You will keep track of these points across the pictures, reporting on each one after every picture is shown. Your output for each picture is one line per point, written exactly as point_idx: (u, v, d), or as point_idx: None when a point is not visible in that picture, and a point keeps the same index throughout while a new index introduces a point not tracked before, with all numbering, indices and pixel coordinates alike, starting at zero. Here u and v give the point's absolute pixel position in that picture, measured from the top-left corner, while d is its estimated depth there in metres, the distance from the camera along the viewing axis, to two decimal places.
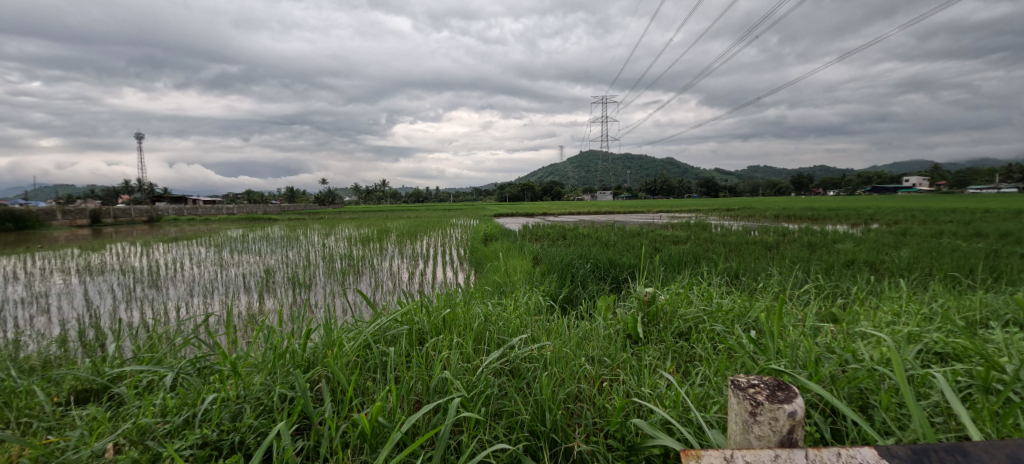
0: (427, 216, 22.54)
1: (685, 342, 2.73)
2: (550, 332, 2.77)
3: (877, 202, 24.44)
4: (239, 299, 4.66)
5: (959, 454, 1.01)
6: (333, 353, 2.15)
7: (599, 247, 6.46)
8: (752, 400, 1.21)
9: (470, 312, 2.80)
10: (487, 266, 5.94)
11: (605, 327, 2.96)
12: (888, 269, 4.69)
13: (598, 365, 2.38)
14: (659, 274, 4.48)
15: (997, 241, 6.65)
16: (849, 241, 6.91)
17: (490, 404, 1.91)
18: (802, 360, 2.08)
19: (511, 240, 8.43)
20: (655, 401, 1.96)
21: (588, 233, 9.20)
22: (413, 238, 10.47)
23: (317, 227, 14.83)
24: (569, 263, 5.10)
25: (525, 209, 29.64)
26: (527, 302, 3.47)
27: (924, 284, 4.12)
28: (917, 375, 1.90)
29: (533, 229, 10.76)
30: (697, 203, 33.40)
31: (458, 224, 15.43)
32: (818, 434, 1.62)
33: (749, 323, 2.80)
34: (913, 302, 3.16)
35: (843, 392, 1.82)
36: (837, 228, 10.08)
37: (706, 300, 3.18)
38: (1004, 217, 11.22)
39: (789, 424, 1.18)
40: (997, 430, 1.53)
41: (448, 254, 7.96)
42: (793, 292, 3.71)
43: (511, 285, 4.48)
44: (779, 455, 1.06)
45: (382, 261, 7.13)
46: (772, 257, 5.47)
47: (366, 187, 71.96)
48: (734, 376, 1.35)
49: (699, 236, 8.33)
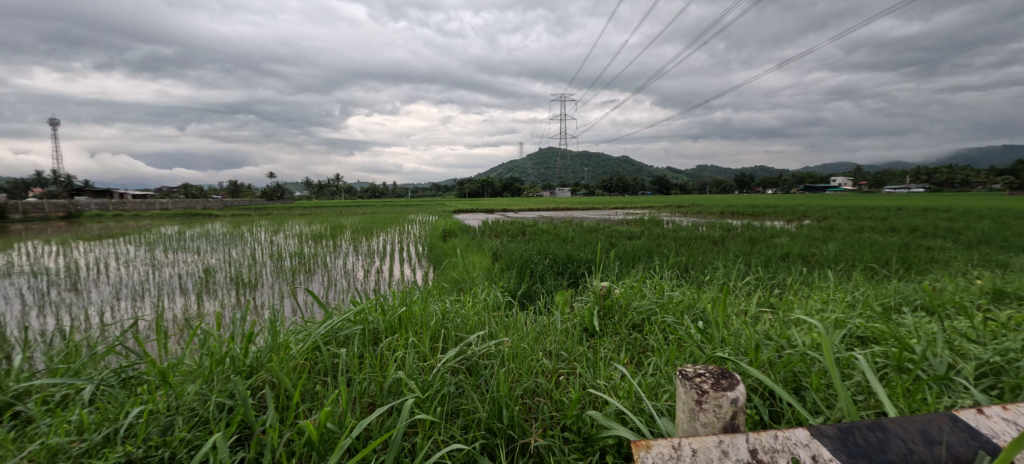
0: (382, 213, 21.94)
1: (638, 333, 2.83)
2: (508, 327, 2.78)
3: (818, 202, 26.12)
4: (174, 302, 4.31)
5: (879, 430, 1.04)
6: (280, 356, 2.03)
7: (557, 243, 6.58)
8: (698, 388, 1.23)
9: (427, 310, 2.76)
10: (446, 263, 5.87)
11: (564, 321, 3.01)
12: (818, 261, 5.10)
13: (555, 358, 2.41)
14: (614, 268, 4.63)
15: (908, 235, 7.40)
16: (785, 236, 7.44)
17: (447, 403, 1.88)
18: (744, 347, 2.22)
19: (471, 236, 8.36)
20: (609, 393, 2.02)
21: (547, 228, 9.31)
22: (369, 235, 10.16)
23: (263, 224, 14.00)
24: (529, 259, 5.14)
25: (483, 206, 29.71)
26: (486, 299, 3.46)
27: (848, 275, 4.52)
28: (843, 357, 2.07)
29: (495, 225, 10.72)
30: (649, 201, 34.77)
31: (415, 220, 15.15)
32: (757, 416, 1.73)
33: (697, 314, 2.93)
34: (838, 291, 3.46)
35: (780, 376, 1.96)
36: (774, 224, 10.86)
37: (658, 294, 3.31)
38: (915, 214, 12.52)
39: (732, 410, 1.21)
40: (909, 404, 1.69)
41: (406, 252, 7.80)
42: (737, 284, 3.95)
43: (469, 281, 4.45)
44: (724, 441, 1.03)
45: (335, 259, 6.85)
46: (718, 251, 5.78)
47: (318, 183, 69.31)
48: (681, 367, 1.37)
49: (652, 232, 8.67)
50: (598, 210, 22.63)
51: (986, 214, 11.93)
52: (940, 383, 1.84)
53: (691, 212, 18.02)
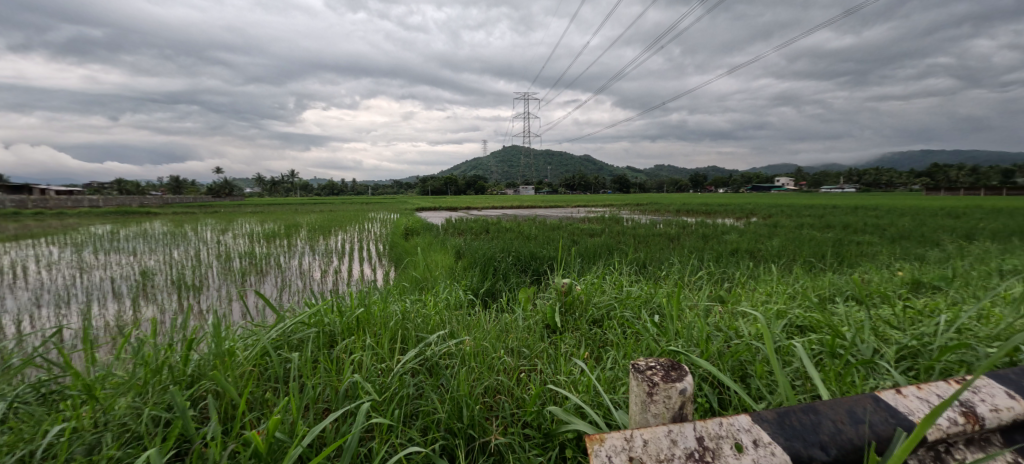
0: (341, 210, 21.26)
1: (598, 328, 2.90)
2: (470, 325, 2.77)
3: (762, 200, 27.89)
4: (106, 308, 3.97)
5: (812, 412, 1.09)
6: (225, 363, 1.92)
7: (520, 241, 6.62)
8: (645, 381, 1.11)
9: (387, 310, 2.70)
10: (407, 262, 5.77)
11: (526, 318, 3.04)
12: (764, 256, 5.42)
13: (517, 356, 2.43)
14: (575, 265, 4.72)
15: (841, 232, 8.02)
16: (735, 232, 7.87)
17: (405, 405, 1.85)
18: (696, 339, 2.33)
19: (434, 235, 8.26)
20: (569, 388, 2.05)
21: (510, 226, 9.36)
22: (327, 233, 9.81)
23: (210, 222, 13.20)
24: (492, 257, 5.14)
25: (446, 203, 29.42)
26: (448, 298, 3.43)
27: (789, 268, 4.84)
28: (784, 346, 2.22)
29: (457, 222, 10.65)
30: (608, 199, 35.80)
31: (376, 218, 14.78)
32: (707, 405, 1.82)
33: (654, 308, 3.04)
34: (781, 283, 3.70)
35: (727, 365, 2.07)
36: (725, 221, 11.45)
37: (617, 289, 3.41)
38: (848, 211, 13.60)
39: (681, 401, 1.10)
40: (841, 388, 1.83)
41: (366, 250, 7.59)
42: (690, 279, 4.14)
43: (431, 280, 4.40)
44: (673, 431, 1.00)
45: (290, 259, 6.56)
46: (674, 248, 6.02)
47: (270, 179, 66.05)
48: (632, 360, 1.27)
49: (612, 229, 8.92)
50: (561, 208, 22.98)
51: (906, 212, 13.16)
52: (866, 366, 2.01)
53: (648, 210, 18.68)
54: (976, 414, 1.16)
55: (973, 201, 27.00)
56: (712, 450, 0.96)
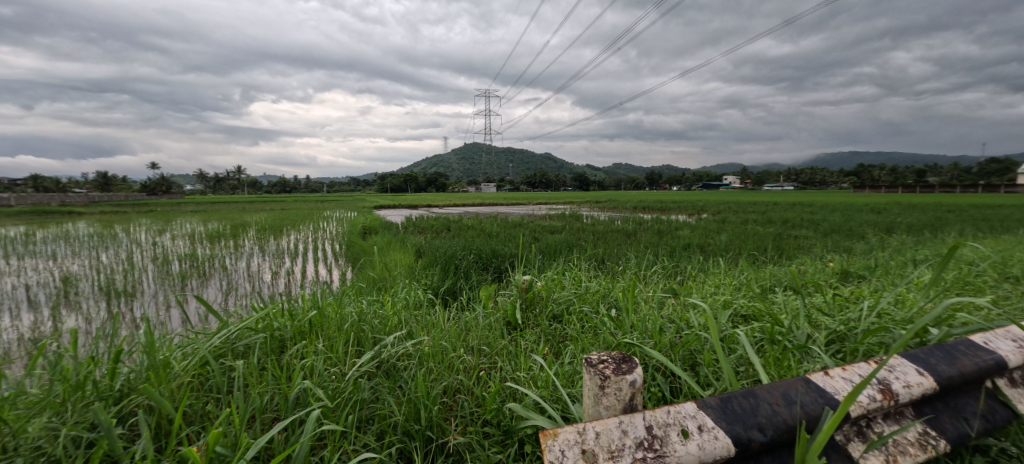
0: (294, 209, 20.33)
1: (558, 323, 2.96)
2: (430, 325, 2.74)
3: (712, 198, 29.34)
4: (19, 319, 3.58)
5: (751, 397, 1.15)
6: (159, 375, 1.79)
7: (482, 238, 6.61)
8: (597, 374, 1.08)
9: (341, 312, 2.61)
10: (365, 262, 5.61)
11: (486, 316, 3.05)
12: (713, 250, 5.72)
13: (477, 354, 2.43)
14: (536, 262, 4.77)
15: (782, 226, 8.61)
16: (687, 228, 8.25)
17: (360, 410, 1.80)
18: (650, 330, 2.43)
19: (393, 233, 8.08)
20: (528, 384, 2.07)
21: (472, 224, 9.32)
22: (278, 233, 9.35)
23: (144, 223, 12.20)
24: (453, 255, 5.11)
25: (406, 201, 28.89)
26: (408, 297, 3.38)
27: (735, 261, 5.14)
28: (729, 334, 2.35)
29: (417, 221, 10.46)
30: (568, 197, 36.36)
31: (331, 216, 14.23)
32: (660, 393, 1.90)
33: (611, 302, 3.14)
34: (728, 276, 3.91)
35: (678, 355, 2.18)
36: (678, 218, 11.98)
37: (576, 285, 3.48)
38: (787, 208, 14.62)
39: (631, 393, 1.07)
40: (779, 372, 1.97)
41: (321, 250, 7.30)
42: (645, 273, 4.29)
43: (390, 279, 4.30)
44: (624, 421, 1.03)
45: (237, 261, 6.19)
46: (630, 244, 6.22)
47: (213, 176, 62.04)
48: (586, 353, 1.22)
49: (572, 226, 9.08)
50: (521, 206, 23.14)
51: (837, 208, 14.32)
52: (802, 350, 2.17)
53: (607, 207, 19.20)
54: (892, 391, 1.27)
55: (893, 197, 29.74)
56: (660, 438, 1.00)
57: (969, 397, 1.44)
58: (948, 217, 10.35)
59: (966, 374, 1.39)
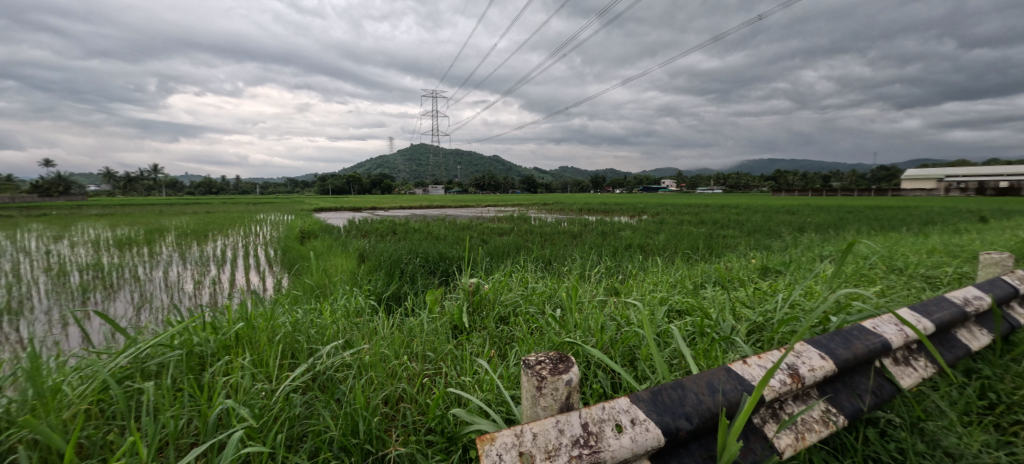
0: (221, 212, 18.77)
1: (505, 325, 2.97)
2: (372, 332, 2.64)
3: (650, 200, 30.95)
4: None
5: (680, 388, 1.23)
6: (48, 404, 1.58)
7: (428, 241, 6.49)
8: (534, 376, 1.09)
9: (273, 323, 2.45)
10: (303, 267, 5.30)
11: (432, 321, 2.99)
12: (652, 250, 6.02)
13: (422, 360, 2.37)
14: (483, 264, 4.76)
15: (712, 226, 9.28)
16: (628, 229, 8.63)
17: (292, 427, 1.70)
18: (593, 329, 2.50)
19: (334, 237, 7.71)
20: (473, 389, 2.06)
21: (418, 227, 9.12)
22: (203, 238, 8.59)
23: (37, 228, 10.69)
24: (398, 259, 4.97)
25: (347, 203, 27.70)
26: (349, 304, 3.24)
27: (672, 260, 5.45)
28: (664, 329, 2.48)
29: (360, 224, 10.05)
30: (515, 200, 36.67)
31: (264, 220, 13.28)
32: (601, 390, 1.97)
33: (556, 302, 3.20)
34: (665, 274, 4.14)
35: (618, 351, 2.27)
36: (620, 219, 12.49)
37: (522, 286, 3.52)
38: (717, 210, 15.75)
39: (568, 392, 1.10)
40: (707, 362, 2.11)
41: (253, 256, 6.80)
42: (589, 273, 4.43)
43: (330, 285, 4.10)
44: (560, 420, 1.05)
45: (152, 270, 5.60)
46: (576, 245, 6.40)
47: (123, 176, 55.78)
48: (523, 355, 1.22)
49: (520, 228, 9.18)
50: (469, 208, 23.05)
51: (760, 210, 15.65)
52: (726, 341, 2.35)
53: (553, 209, 19.61)
54: (799, 375, 1.41)
55: (805, 200, 32.99)
56: (596, 434, 1.03)
57: (862, 376, 1.62)
58: (849, 217, 11.68)
59: (859, 356, 1.57)
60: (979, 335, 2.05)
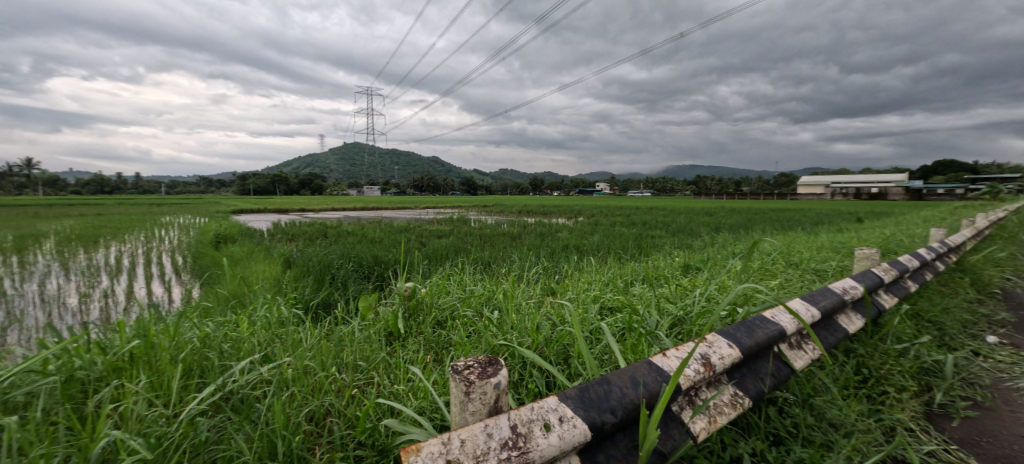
0: (118, 214, 16.57)
1: (442, 329, 2.91)
2: (296, 343, 2.47)
3: (585, 202, 32.16)
4: None
5: (605, 383, 1.28)
6: None
7: (363, 245, 6.22)
8: (462, 380, 1.07)
9: (178, 339, 2.21)
10: (218, 275, 4.83)
11: (365, 328, 2.86)
12: (587, 250, 6.25)
13: (352, 370, 2.26)
14: (421, 268, 4.65)
15: (642, 227, 9.85)
16: (565, 230, 8.89)
17: (199, 454, 1.54)
18: (529, 329, 2.54)
19: (256, 241, 7.13)
20: (406, 397, 2.00)
21: (351, 229, 8.70)
22: (95, 245, 7.52)
23: None
24: (328, 264, 4.70)
25: (271, 205, 25.78)
26: (272, 314, 3.01)
27: (605, 259, 5.69)
28: (595, 327, 2.59)
29: (286, 227, 9.38)
30: (453, 202, 36.35)
31: (172, 223, 11.93)
32: (536, 389, 2.00)
33: (494, 304, 3.21)
34: (599, 273, 4.32)
35: (552, 350, 2.32)
36: (557, 221, 12.82)
37: (460, 289, 3.49)
38: (646, 211, 16.75)
39: (496, 395, 1.09)
40: (634, 357, 2.23)
41: (158, 264, 6.08)
42: (527, 274, 4.50)
43: (250, 294, 3.78)
44: (488, 424, 1.05)
45: (26, 283, 4.79)
46: (515, 246, 6.47)
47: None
48: (451, 360, 1.20)
49: (460, 230, 9.10)
50: (406, 210, 22.44)
51: (683, 211, 16.88)
52: (651, 335, 2.49)
53: (492, 211, 19.67)
54: (711, 363, 1.53)
55: (720, 203, 36.11)
56: (524, 435, 1.05)
57: (763, 361, 1.81)
58: (758, 218, 12.97)
59: (761, 343, 1.74)
60: (855, 319, 2.37)
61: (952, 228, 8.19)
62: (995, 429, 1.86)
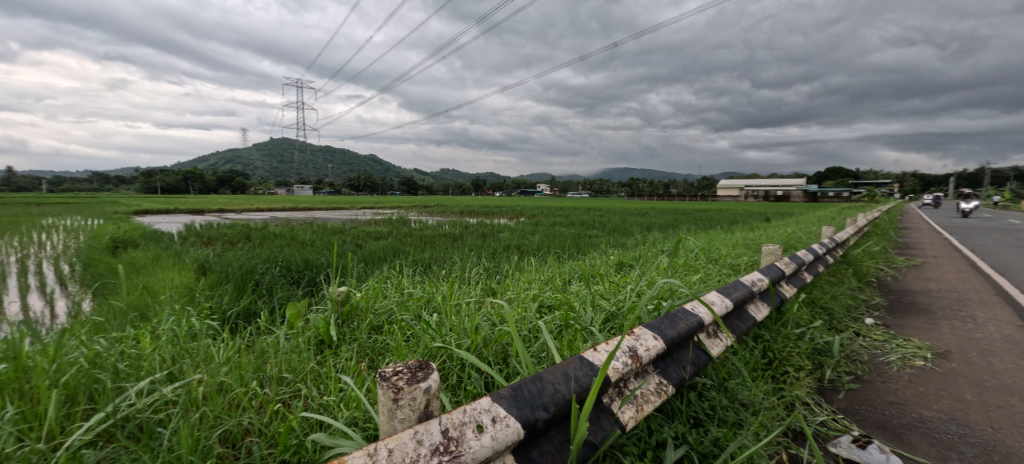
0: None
1: (378, 334, 2.81)
2: (210, 358, 2.25)
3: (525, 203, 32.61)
4: None
5: (538, 380, 1.31)
6: None
7: (292, 247, 5.83)
8: (391, 387, 1.04)
9: (59, 361, 1.92)
10: (117, 284, 4.28)
11: (292, 337, 2.68)
12: (528, 249, 6.35)
13: (276, 383, 2.10)
14: (357, 271, 4.45)
15: (581, 227, 10.19)
16: (507, 230, 8.96)
17: None
18: (468, 330, 2.52)
19: (166, 246, 6.42)
20: (336, 408, 1.89)
21: (280, 231, 8.12)
22: None
23: None
24: (252, 269, 4.34)
25: (184, 204, 23.38)
26: (183, 327, 2.72)
27: (545, 258, 5.81)
28: (533, 325, 2.63)
29: (202, 229, 8.54)
30: (391, 201, 35.23)
31: (58, 225, 10.39)
32: (475, 390, 1.99)
33: (433, 306, 3.16)
34: (539, 272, 4.40)
35: (491, 350, 2.32)
36: (499, 221, 12.87)
37: (398, 293, 3.39)
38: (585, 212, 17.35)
39: (426, 400, 1.07)
40: (570, 352, 2.30)
41: (40, 273, 5.27)
42: (468, 274, 4.47)
43: (157, 305, 3.39)
44: (418, 431, 1.02)
45: None
46: (456, 247, 6.41)
47: None
48: (379, 367, 1.15)
49: (399, 231, 8.84)
50: (341, 210, 21.39)
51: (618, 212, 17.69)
52: (586, 331, 2.58)
53: (433, 211, 19.33)
54: (638, 356, 1.61)
55: (651, 203, 38.28)
56: (456, 439, 1.04)
57: (684, 350, 1.94)
58: (684, 218, 13.93)
59: (682, 333, 1.87)
60: (761, 307, 2.63)
61: (840, 226, 9.38)
62: (871, 398, 2.16)
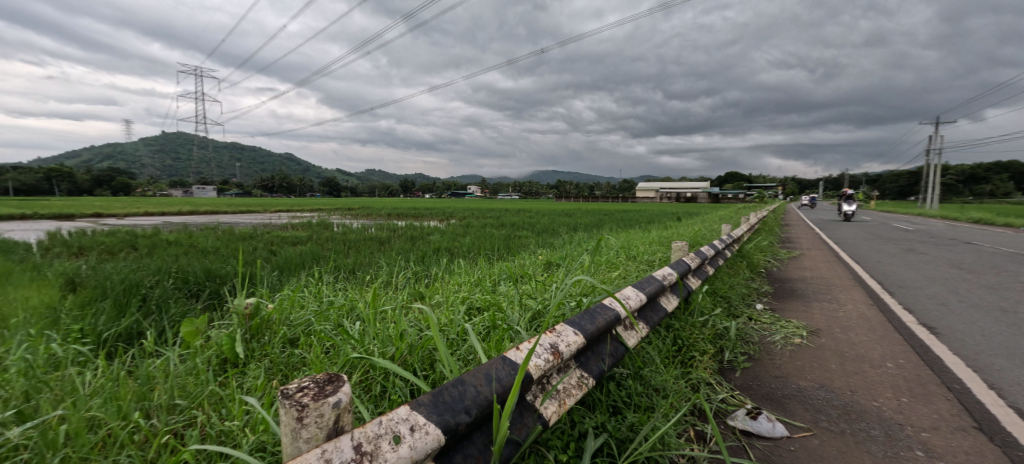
0: None
1: (293, 348, 2.60)
2: (79, 389, 1.92)
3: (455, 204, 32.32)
4: None
5: (460, 384, 1.29)
6: None
7: (191, 256, 5.20)
8: (295, 404, 0.96)
9: None
10: None
11: (188, 357, 2.39)
12: (458, 252, 6.28)
13: (165, 412, 1.85)
14: (269, 281, 4.08)
15: (510, 228, 10.32)
16: (436, 233, 8.80)
17: None
18: (392, 337, 2.42)
19: (23, 258, 5.38)
20: (239, 434, 1.71)
21: (176, 238, 7.21)
22: None
23: None
24: (139, 282, 3.80)
25: (49, 208, 19.88)
26: (45, 354, 2.30)
27: (474, 260, 5.78)
28: (460, 328, 2.60)
29: (74, 238, 7.30)
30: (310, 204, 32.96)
31: None
32: (400, 399, 1.92)
33: (356, 315, 3.00)
34: (468, 274, 4.37)
35: (416, 357, 2.25)
36: (429, 223, 12.60)
37: (317, 301, 3.17)
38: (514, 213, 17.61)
39: (336, 415, 1.00)
40: (496, 353, 2.31)
41: None
42: (395, 279, 4.30)
43: (8, 330, 2.82)
44: (326, 449, 0.95)
45: None
46: (382, 251, 6.15)
47: None
48: (282, 385, 1.06)
49: (320, 235, 8.29)
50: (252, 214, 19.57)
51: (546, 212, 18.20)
52: (512, 331, 2.61)
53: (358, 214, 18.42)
54: (559, 352, 1.66)
55: (575, 204, 39.90)
56: (370, 453, 0.99)
57: (603, 343, 2.04)
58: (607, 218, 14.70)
59: (600, 328, 1.96)
60: (671, 299, 2.85)
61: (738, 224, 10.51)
62: (761, 374, 2.44)
